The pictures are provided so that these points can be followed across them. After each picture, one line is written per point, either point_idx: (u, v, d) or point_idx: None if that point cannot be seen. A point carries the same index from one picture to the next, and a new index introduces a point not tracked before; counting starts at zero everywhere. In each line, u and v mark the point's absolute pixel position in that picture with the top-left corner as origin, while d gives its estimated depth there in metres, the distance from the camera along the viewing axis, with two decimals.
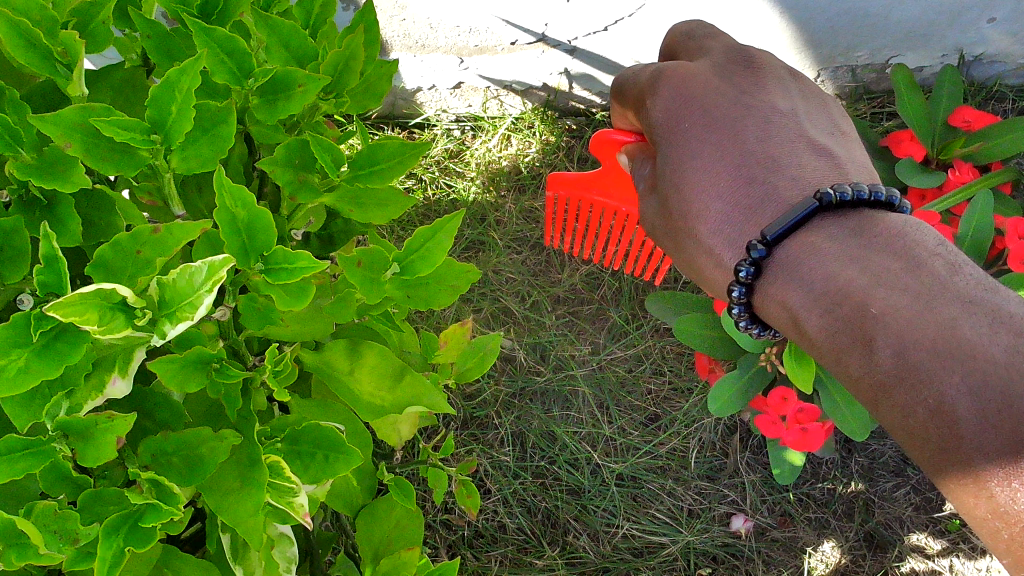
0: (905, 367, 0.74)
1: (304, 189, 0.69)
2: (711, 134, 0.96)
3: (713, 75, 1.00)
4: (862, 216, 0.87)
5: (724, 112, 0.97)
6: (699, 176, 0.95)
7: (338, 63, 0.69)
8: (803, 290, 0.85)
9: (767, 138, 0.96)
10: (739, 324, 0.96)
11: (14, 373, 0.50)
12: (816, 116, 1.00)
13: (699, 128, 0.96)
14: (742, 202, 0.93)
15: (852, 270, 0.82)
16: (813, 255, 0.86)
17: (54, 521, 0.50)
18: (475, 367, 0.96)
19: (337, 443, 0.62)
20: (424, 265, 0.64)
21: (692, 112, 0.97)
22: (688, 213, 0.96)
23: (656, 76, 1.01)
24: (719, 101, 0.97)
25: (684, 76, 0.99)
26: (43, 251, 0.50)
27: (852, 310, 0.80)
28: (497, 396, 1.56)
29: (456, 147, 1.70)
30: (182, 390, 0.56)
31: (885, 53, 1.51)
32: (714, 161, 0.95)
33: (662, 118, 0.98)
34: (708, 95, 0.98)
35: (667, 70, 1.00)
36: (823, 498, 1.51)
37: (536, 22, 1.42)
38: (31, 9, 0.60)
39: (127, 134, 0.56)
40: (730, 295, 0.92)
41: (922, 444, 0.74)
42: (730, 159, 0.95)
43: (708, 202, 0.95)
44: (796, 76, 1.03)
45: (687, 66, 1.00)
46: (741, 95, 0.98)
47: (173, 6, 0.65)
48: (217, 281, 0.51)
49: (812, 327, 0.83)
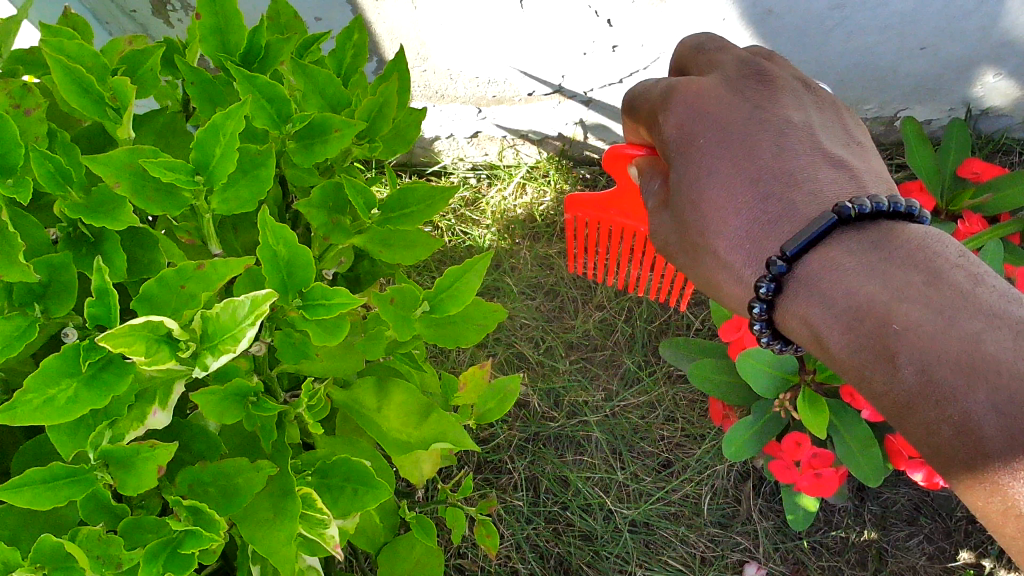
0: (929, 384, 0.73)
1: (337, 231, 0.71)
2: (726, 150, 0.94)
3: (726, 90, 0.97)
4: (881, 228, 0.85)
5: (739, 128, 0.95)
6: (718, 194, 0.93)
7: (372, 109, 0.72)
8: (825, 306, 0.83)
9: (783, 152, 0.94)
10: (760, 339, 0.94)
11: (64, 402, 0.52)
12: (830, 128, 0.98)
13: (714, 144, 0.94)
14: (760, 218, 0.92)
15: (874, 284, 0.80)
16: (834, 271, 0.84)
17: (98, 546, 0.52)
18: (495, 408, 0.97)
19: (365, 477, 0.63)
20: (453, 304, 0.66)
21: (707, 128, 0.95)
22: (707, 228, 0.94)
23: (668, 91, 0.98)
24: (734, 117, 0.95)
25: (698, 91, 0.97)
26: (96, 286, 0.52)
27: (876, 325, 0.78)
28: (510, 441, 1.57)
29: (472, 196, 1.74)
30: (221, 422, 0.58)
31: (893, 107, 1.55)
32: (732, 176, 0.93)
33: (676, 135, 0.96)
34: (722, 111, 0.95)
35: (680, 85, 0.98)
36: (836, 547, 1.50)
37: (553, 73, 1.45)
38: (85, 56, 0.64)
39: (173, 174, 0.58)
40: (751, 312, 0.91)
41: (947, 462, 0.72)
42: (748, 175, 0.93)
43: (727, 218, 0.93)
44: (809, 86, 1.01)
45: (700, 81, 0.98)
46: (756, 110, 0.96)
47: (217, 55, 0.68)
48: (259, 316, 0.53)
49: (835, 344, 0.82)
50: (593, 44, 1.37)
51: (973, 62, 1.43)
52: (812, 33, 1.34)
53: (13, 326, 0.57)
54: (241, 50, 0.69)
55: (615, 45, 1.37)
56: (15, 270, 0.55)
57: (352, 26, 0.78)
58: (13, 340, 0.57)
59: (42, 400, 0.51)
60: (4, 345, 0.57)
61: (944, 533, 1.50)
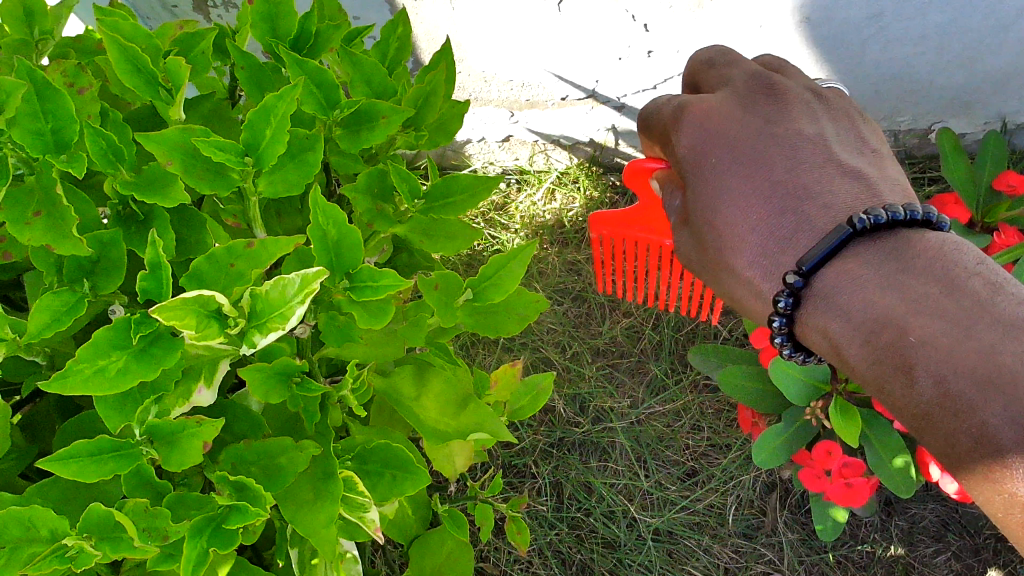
0: (946, 396, 0.72)
1: (381, 218, 0.72)
2: (738, 167, 0.92)
3: (736, 107, 0.96)
4: (898, 237, 0.84)
5: (749, 146, 0.93)
6: (733, 211, 0.92)
7: (418, 98, 0.73)
8: (843, 319, 0.82)
9: (796, 166, 0.92)
10: (783, 352, 0.93)
11: (115, 373, 0.52)
12: (843, 136, 0.96)
13: (726, 162, 0.93)
14: (775, 232, 0.90)
15: (890, 297, 0.79)
16: (851, 283, 0.83)
17: (145, 518, 0.52)
18: (529, 405, 0.97)
19: (406, 464, 0.63)
20: (497, 292, 0.66)
21: (719, 147, 0.93)
22: (724, 245, 0.93)
23: (678, 110, 0.97)
24: (744, 134, 0.94)
25: (708, 110, 0.95)
26: (150, 259, 0.53)
27: (893, 338, 0.77)
28: (535, 445, 1.58)
29: (501, 200, 1.75)
30: (265, 400, 0.58)
31: (928, 119, 1.54)
32: (746, 193, 0.91)
33: (688, 155, 0.95)
34: (733, 129, 0.94)
35: (690, 103, 0.97)
36: (862, 562, 1.47)
37: (587, 78, 1.46)
38: (139, 37, 0.65)
39: (223, 154, 0.58)
40: (771, 326, 0.89)
41: (967, 475, 0.72)
42: (762, 191, 0.91)
43: (743, 234, 0.91)
44: (822, 96, 0.99)
45: (709, 99, 0.97)
46: (766, 125, 0.94)
47: (267, 41, 0.68)
48: (309, 293, 0.53)
49: (854, 356, 0.81)
50: (628, 49, 1.37)
51: (1010, 77, 1.42)
52: (850, 42, 1.33)
53: (63, 300, 0.58)
54: (291, 35, 0.69)
55: (650, 50, 1.37)
56: (69, 243, 0.56)
57: (397, 19, 0.78)
58: (63, 314, 0.57)
59: (93, 369, 0.52)
60: (53, 319, 0.57)
61: (972, 551, 1.47)
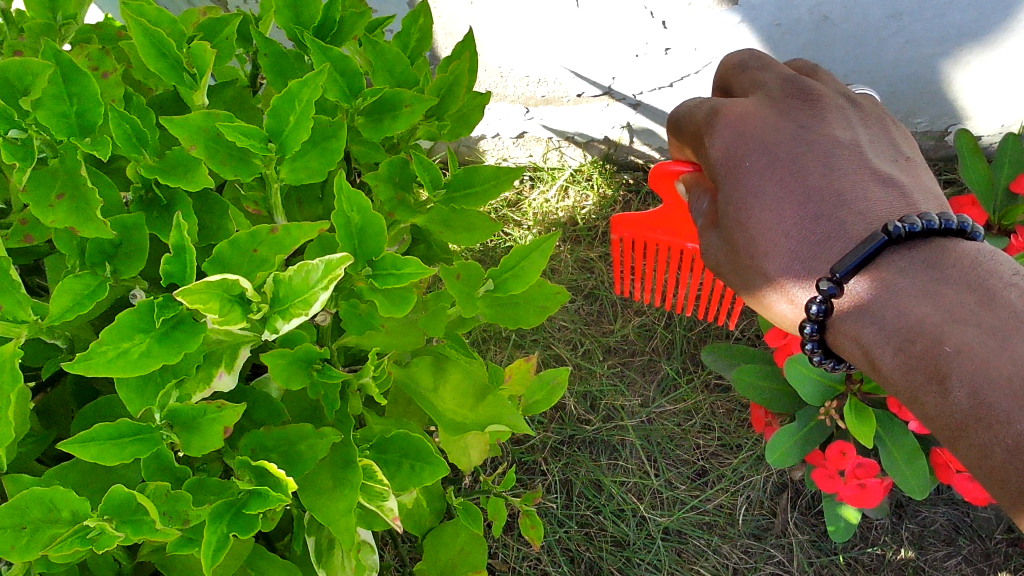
0: (982, 408, 0.74)
1: (402, 207, 0.72)
2: (772, 171, 0.92)
3: (770, 111, 0.96)
4: (933, 246, 0.84)
5: (784, 151, 0.93)
6: (767, 217, 0.91)
7: (441, 87, 0.73)
8: (877, 327, 0.83)
9: (831, 172, 0.92)
10: (811, 359, 0.93)
11: (137, 355, 0.52)
12: (877, 144, 0.96)
13: (760, 167, 0.92)
14: (809, 239, 0.89)
15: (926, 306, 0.80)
16: (886, 292, 0.83)
17: (166, 501, 0.52)
18: (544, 400, 0.97)
19: (424, 454, 0.63)
20: (517, 283, 0.66)
21: (753, 151, 0.93)
22: (756, 250, 0.91)
23: (712, 112, 0.96)
24: (780, 138, 0.94)
25: (742, 113, 0.95)
26: (174, 242, 0.53)
27: (928, 347, 0.78)
28: (545, 442, 1.58)
29: (515, 197, 1.75)
30: (286, 386, 0.58)
31: (945, 121, 1.53)
32: (780, 198, 0.91)
33: (722, 157, 0.94)
34: (768, 134, 0.94)
35: (724, 106, 0.96)
36: (872, 564, 1.46)
37: (604, 75, 1.46)
38: (163, 21, 0.65)
39: (247, 140, 0.58)
40: (801, 332, 0.89)
41: (1002, 485, 0.73)
42: (796, 197, 0.91)
43: (776, 239, 0.90)
44: (855, 104, 0.99)
45: (744, 103, 0.96)
46: (801, 130, 0.94)
47: (291, 28, 0.68)
48: (332, 279, 0.53)
49: (887, 364, 0.81)
50: (645, 46, 1.37)
51: None
52: (869, 42, 1.32)
53: (85, 283, 0.58)
54: (316, 22, 0.69)
55: (667, 48, 1.37)
56: (92, 226, 0.56)
57: (418, 9, 0.78)
58: (84, 297, 0.57)
59: (116, 352, 0.51)
60: (74, 302, 0.57)
61: (983, 555, 1.46)
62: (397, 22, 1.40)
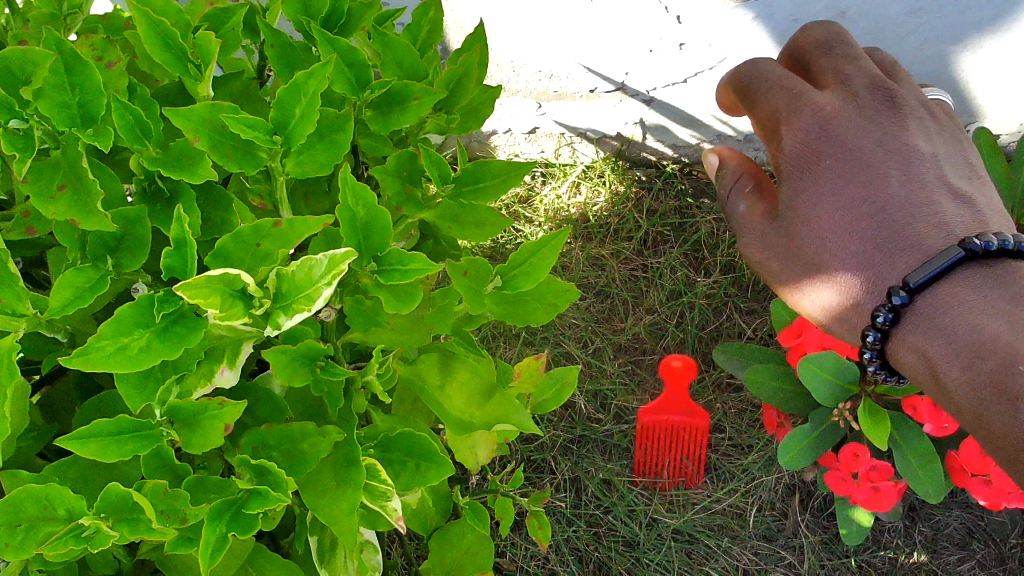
0: None
1: (410, 202, 0.71)
2: (846, 175, 1.01)
3: (854, 113, 1.04)
4: (1007, 268, 0.90)
5: (861, 157, 1.02)
6: (835, 216, 1.00)
7: (451, 80, 0.71)
8: (945, 340, 0.88)
9: (903, 180, 1.01)
10: (868, 369, 0.99)
11: (137, 351, 0.51)
12: (952, 159, 1.05)
13: (836, 168, 1.01)
14: (880, 247, 0.98)
15: (1000, 324, 0.86)
16: (958, 305, 0.89)
17: (163, 500, 0.51)
18: (552, 399, 0.92)
19: (430, 453, 0.61)
20: (526, 280, 0.64)
21: (829, 151, 1.02)
22: (823, 248, 1.00)
23: (794, 100, 1.03)
24: (858, 143, 1.02)
25: (828, 110, 1.03)
26: (175, 236, 0.52)
27: (1001, 364, 0.83)
28: (554, 441, 1.56)
29: (526, 192, 1.72)
30: (289, 383, 0.57)
31: (964, 119, 1.50)
32: (848, 200, 1.00)
33: (798, 150, 1.03)
34: (849, 136, 1.02)
35: (809, 97, 1.03)
36: (885, 568, 1.45)
37: (617, 70, 1.44)
38: (169, 12, 0.64)
39: (252, 132, 0.57)
40: (864, 339, 0.95)
41: None
42: (865, 201, 1.00)
43: (843, 240, 1.00)
44: (932, 113, 1.08)
45: (831, 101, 1.03)
46: (881, 137, 1.03)
47: (299, 19, 0.67)
48: (337, 274, 0.52)
49: (952, 379, 0.87)
50: (659, 41, 1.36)
51: None
52: (886, 39, 1.30)
53: (86, 277, 0.57)
54: (323, 13, 0.68)
55: (682, 43, 1.35)
56: (94, 218, 0.55)
57: (428, 1, 0.76)
58: (85, 292, 0.57)
59: (114, 348, 0.50)
60: (75, 297, 0.56)
61: (997, 560, 1.45)
62: (407, 14, 1.39)
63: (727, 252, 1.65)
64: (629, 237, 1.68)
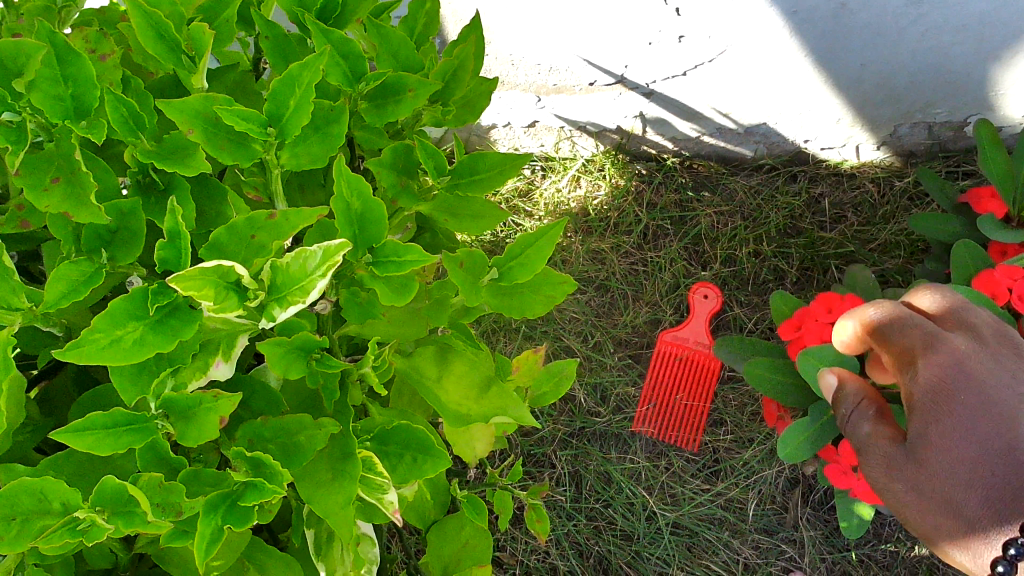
0: None
1: (405, 194, 0.70)
2: (980, 424, 0.84)
3: (986, 358, 0.88)
4: None
5: (1001, 415, 0.84)
6: (960, 468, 0.83)
7: (447, 71, 0.71)
8: None
9: None
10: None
11: (131, 344, 0.51)
12: None
13: (965, 412, 0.84)
14: (1004, 491, 0.82)
15: None
16: None
17: (159, 493, 0.51)
18: (551, 392, 0.92)
19: (427, 446, 0.61)
20: (522, 272, 0.64)
21: (961, 384, 0.86)
22: (946, 488, 0.84)
23: (930, 340, 0.89)
24: (994, 390, 0.85)
25: (961, 352, 0.88)
26: (169, 228, 0.51)
27: None
28: (554, 435, 1.57)
29: (525, 186, 1.72)
30: (284, 376, 0.57)
31: (964, 111, 1.49)
32: (973, 444, 0.84)
33: (926, 387, 0.87)
34: (983, 383, 0.86)
35: (943, 340, 0.89)
36: (885, 561, 1.46)
37: (616, 63, 1.44)
38: (162, 3, 0.64)
39: (245, 124, 0.56)
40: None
41: None
42: (1001, 460, 0.82)
43: (966, 486, 0.83)
44: None
45: (965, 348, 0.88)
46: (1014, 382, 0.86)
47: (293, 11, 0.67)
48: (331, 266, 0.51)
49: None
50: (658, 34, 1.35)
51: None
52: (885, 31, 1.30)
53: (80, 270, 0.56)
54: (318, 5, 0.67)
55: (681, 36, 1.35)
56: (87, 211, 0.55)
57: None
58: (80, 285, 0.56)
59: (108, 340, 0.50)
60: (70, 289, 0.56)
61: None
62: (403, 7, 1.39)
63: (726, 245, 1.63)
64: (629, 231, 1.67)
